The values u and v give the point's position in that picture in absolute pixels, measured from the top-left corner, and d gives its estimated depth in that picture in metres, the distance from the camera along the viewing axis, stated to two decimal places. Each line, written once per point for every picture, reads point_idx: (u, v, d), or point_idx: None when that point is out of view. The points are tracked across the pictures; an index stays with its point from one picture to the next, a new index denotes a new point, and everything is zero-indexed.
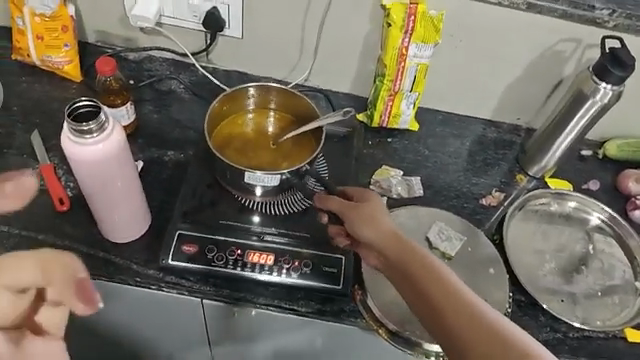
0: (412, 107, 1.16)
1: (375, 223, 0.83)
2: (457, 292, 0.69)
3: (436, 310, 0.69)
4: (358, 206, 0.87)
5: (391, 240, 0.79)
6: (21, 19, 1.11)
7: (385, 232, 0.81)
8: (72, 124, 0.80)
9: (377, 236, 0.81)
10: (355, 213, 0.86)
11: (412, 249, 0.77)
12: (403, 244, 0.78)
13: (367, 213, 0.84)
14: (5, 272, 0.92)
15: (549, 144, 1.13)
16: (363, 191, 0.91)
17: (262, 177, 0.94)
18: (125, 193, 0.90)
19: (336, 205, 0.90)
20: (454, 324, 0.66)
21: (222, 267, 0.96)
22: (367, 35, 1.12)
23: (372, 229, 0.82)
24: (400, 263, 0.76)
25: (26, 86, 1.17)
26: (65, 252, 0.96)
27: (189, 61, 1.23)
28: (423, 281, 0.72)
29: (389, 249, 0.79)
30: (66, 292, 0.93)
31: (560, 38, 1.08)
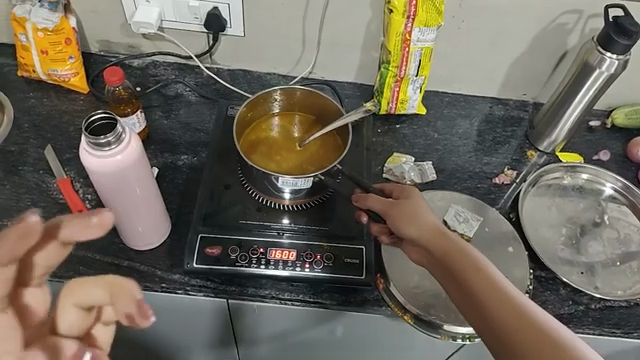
0: (418, 91, 1.17)
1: (417, 219, 0.86)
2: (499, 283, 0.71)
3: (476, 298, 0.71)
4: (399, 203, 0.90)
5: (433, 235, 0.82)
6: (25, 35, 1.10)
7: (428, 227, 0.84)
8: (89, 138, 0.81)
9: (418, 231, 0.84)
10: (396, 209, 0.89)
11: (455, 244, 0.79)
12: (446, 239, 0.81)
13: (410, 211, 0.87)
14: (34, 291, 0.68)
15: (557, 118, 1.13)
16: (404, 188, 0.94)
17: (295, 180, 0.96)
18: (144, 200, 0.92)
19: (376, 202, 0.92)
20: (493, 311, 0.68)
21: (246, 265, 0.97)
22: (369, 24, 1.11)
23: (414, 225, 0.85)
24: (443, 256, 0.79)
25: (35, 102, 1.18)
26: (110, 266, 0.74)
27: (193, 63, 1.24)
28: (465, 272, 0.74)
29: (431, 243, 0.81)
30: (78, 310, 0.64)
31: (562, 11, 1.07)
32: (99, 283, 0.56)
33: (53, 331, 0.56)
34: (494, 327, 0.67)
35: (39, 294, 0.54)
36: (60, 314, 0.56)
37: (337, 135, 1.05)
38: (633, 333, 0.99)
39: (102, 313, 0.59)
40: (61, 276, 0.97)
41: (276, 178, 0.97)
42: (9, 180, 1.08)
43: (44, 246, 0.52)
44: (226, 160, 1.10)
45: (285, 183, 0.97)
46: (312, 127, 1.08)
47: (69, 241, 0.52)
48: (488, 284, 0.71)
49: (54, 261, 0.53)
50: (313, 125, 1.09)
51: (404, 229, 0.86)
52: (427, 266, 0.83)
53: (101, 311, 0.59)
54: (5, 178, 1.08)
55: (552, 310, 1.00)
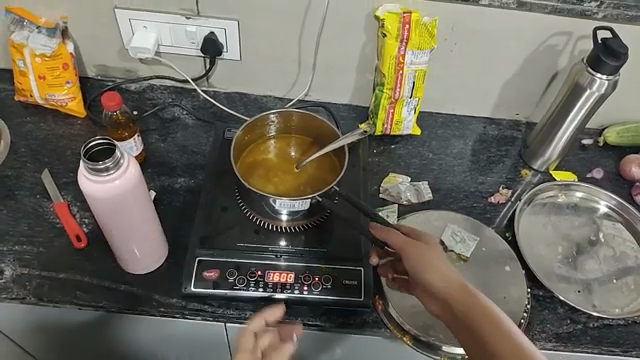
0: (413, 113, 1.18)
1: (436, 268, 0.85)
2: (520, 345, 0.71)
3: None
4: (419, 248, 0.89)
5: (454, 288, 0.81)
6: (23, 60, 1.11)
7: (448, 279, 0.83)
8: (88, 163, 0.82)
9: (439, 282, 0.83)
10: (415, 255, 0.88)
11: (477, 299, 0.78)
12: (465, 292, 0.80)
13: (431, 260, 0.86)
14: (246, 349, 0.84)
15: (550, 138, 1.15)
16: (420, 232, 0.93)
17: (292, 203, 0.97)
18: (142, 224, 0.92)
19: (396, 241, 0.92)
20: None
21: (244, 289, 0.97)
22: (363, 47, 1.13)
23: (433, 275, 0.84)
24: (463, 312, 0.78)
25: (32, 126, 1.19)
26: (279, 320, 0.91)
27: (190, 86, 1.25)
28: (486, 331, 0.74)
29: (451, 296, 0.80)
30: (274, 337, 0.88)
31: (552, 33, 1.09)
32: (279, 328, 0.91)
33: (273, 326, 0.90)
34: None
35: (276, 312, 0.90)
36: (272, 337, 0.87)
37: (334, 155, 1.06)
38: (632, 351, 1.00)
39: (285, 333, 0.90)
40: (57, 301, 0.98)
41: (273, 200, 0.98)
42: (6, 205, 1.08)
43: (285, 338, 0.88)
44: (223, 183, 1.10)
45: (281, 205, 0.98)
46: (309, 150, 1.09)
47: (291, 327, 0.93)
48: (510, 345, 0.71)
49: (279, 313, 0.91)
50: (309, 147, 1.09)
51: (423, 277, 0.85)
52: (443, 316, 0.82)
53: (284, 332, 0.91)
54: (2, 203, 1.08)
55: (551, 329, 1.00)
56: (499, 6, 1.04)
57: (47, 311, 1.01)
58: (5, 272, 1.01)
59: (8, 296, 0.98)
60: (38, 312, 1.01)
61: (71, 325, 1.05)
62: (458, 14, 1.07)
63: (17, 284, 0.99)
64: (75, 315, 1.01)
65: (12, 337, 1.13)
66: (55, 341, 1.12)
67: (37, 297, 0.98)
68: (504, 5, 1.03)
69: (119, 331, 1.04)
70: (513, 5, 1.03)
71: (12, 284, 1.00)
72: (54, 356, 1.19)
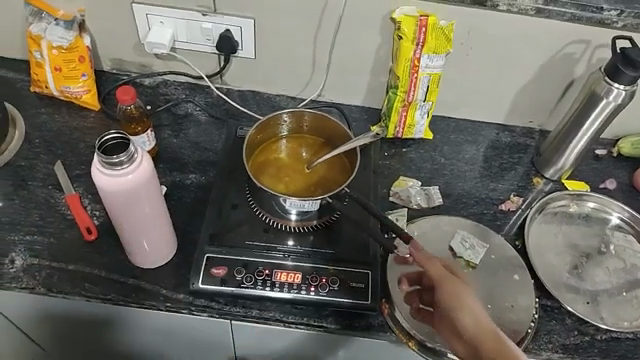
0: (425, 117, 1.18)
1: (472, 310, 0.81)
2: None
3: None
4: (457, 286, 0.85)
5: (490, 337, 0.78)
6: (39, 52, 1.13)
7: (485, 325, 0.80)
8: (102, 157, 0.82)
9: (474, 328, 0.79)
10: (451, 292, 0.84)
11: (510, 351, 0.76)
12: (501, 343, 0.77)
13: (467, 299, 0.83)
14: None
15: (564, 147, 1.14)
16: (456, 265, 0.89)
17: (302, 203, 0.98)
18: (152, 219, 0.93)
19: (435, 271, 0.88)
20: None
21: (251, 287, 0.98)
22: (379, 49, 1.13)
23: (469, 319, 0.81)
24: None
25: (46, 118, 1.19)
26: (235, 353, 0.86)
27: (204, 83, 1.25)
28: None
29: (486, 345, 0.77)
30: None
31: (570, 41, 1.08)
32: None
33: None
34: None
35: None
36: None
37: (345, 157, 1.06)
38: None
39: None
40: (66, 292, 0.99)
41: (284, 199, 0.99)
42: (18, 195, 1.09)
43: None
44: (233, 181, 1.10)
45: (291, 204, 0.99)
46: (321, 150, 1.09)
47: None
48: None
49: None
50: (321, 148, 1.09)
51: (457, 318, 0.81)
52: None
53: None
54: (15, 193, 1.09)
55: (558, 340, 1.00)
56: (517, 12, 1.03)
57: (55, 302, 1.02)
58: (16, 261, 1.02)
59: (18, 285, 0.99)
60: (46, 303, 1.02)
61: (78, 316, 1.06)
62: (475, 18, 1.06)
63: (27, 274, 1.00)
64: (83, 307, 1.02)
65: (20, 326, 1.14)
66: (62, 331, 1.13)
67: (46, 288, 0.99)
68: (522, 11, 1.03)
69: (125, 324, 1.05)
70: (532, 11, 1.02)
71: (22, 273, 1.01)
72: (60, 345, 1.20)
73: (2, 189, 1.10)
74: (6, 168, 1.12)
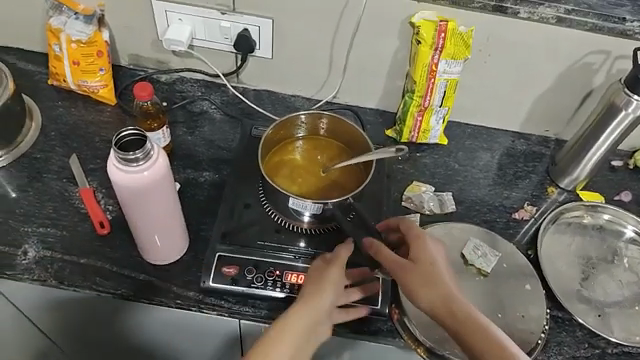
0: (441, 122, 1.17)
1: (436, 293, 0.87)
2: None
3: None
4: (428, 272, 0.88)
5: (467, 319, 0.84)
6: (58, 45, 1.13)
7: (460, 308, 0.85)
8: (118, 153, 0.83)
9: (454, 314, 0.85)
10: (425, 279, 0.88)
11: (480, 326, 0.83)
12: (480, 324, 0.83)
13: (429, 281, 0.87)
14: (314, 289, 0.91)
15: (580, 157, 1.13)
16: (424, 243, 0.91)
17: (305, 203, 0.97)
18: (165, 215, 0.93)
19: (392, 263, 0.89)
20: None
21: (261, 288, 0.99)
22: (396, 53, 1.12)
23: (446, 304, 0.86)
24: (481, 347, 0.82)
25: (63, 111, 1.20)
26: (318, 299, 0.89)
27: (220, 81, 1.25)
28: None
29: (465, 330, 0.83)
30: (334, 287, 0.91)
31: (590, 50, 1.07)
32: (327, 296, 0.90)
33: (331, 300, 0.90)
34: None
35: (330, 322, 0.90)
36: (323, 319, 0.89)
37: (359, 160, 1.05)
38: None
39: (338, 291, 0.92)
40: (77, 285, 1.00)
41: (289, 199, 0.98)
42: (33, 187, 1.10)
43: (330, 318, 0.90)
44: (247, 180, 1.10)
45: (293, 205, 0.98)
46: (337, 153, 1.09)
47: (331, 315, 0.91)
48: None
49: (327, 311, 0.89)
50: (338, 151, 1.09)
51: (434, 307, 0.86)
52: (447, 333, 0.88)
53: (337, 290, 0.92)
54: (29, 185, 1.10)
55: (568, 351, 0.99)
56: (537, 20, 1.02)
57: (66, 294, 1.02)
58: (29, 253, 1.02)
59: (30, 277, 1.00)
60: (58, 295, 1.03)
61: (88, 309, 1.06)
62: (495, 25, 1.05)
63: (40, 266, 1.01)
64: (93, 300, 1.03)
65: (30, 316, 1.15)
66: (71, 323, 1.14)
67: (58, 280, 1.00)
68: (543, 20, 1.02)
69: (135, 318, 1.06)
70: (553, 20, 1.01)
71: (34, 265, 1.01)
72: (68, 336, 1.21)
73: (17, 181, 1.11)
74: (21, 160, 1.13)
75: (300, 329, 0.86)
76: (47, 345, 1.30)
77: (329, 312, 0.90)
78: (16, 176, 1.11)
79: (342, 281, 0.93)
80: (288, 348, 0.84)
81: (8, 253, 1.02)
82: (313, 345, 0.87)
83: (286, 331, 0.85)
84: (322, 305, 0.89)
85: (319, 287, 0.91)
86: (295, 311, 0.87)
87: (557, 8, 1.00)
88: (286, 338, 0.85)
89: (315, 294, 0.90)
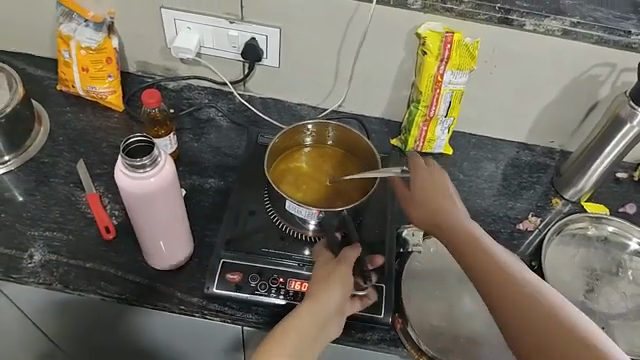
0: (446, 132, 1.18)
1: (419, 209, 0.89)
2: (547, 306, 0.71)
3: (514, 315, 0.72)
4: (438, 204, 0.88)
5: (472, 245, 0.80)
6: (68, 52, 1.15)
7: (466, 235, 0.82)
8: (126, 159, 0.84)
9: (459, 240, 0.82)
10: (435, 212, 0.87)
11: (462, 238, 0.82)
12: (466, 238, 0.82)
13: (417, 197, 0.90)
14: (320, 289, 0.89)
15: (585, 169, 1.13)
16: (438, 179, 0.90)
17: (299, 208, 0.98)
18: (170, 221, 0.94)
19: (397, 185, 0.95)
20: (530, 338, 0.69)
21: (265, 295, 0.99)
22: (402, 63, 1.13)
23: (453, 233, 0.83)
24: (483, 270, 0.76)
25: (71, 116, 1.21)
26: (329, 296, 0.89)
27: (227, 89, 1.26)
28: (508, 290, 0.73)
29: (467, 254, 0.80)
30: (338, 288, 0.90)
31: (595, 63, 1.07)
32: (335, 295, 0.89)
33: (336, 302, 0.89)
34: (527, 346, 0.70)
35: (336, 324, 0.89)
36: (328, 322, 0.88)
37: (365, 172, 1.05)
38: None
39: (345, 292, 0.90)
40: (82, 290, 1.01)
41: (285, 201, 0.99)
42: (40, 191, 1.11)
43: (335, 317, 0.89)
44: (252, 187, 1.10)
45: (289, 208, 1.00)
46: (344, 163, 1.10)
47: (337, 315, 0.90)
48: (535, 306, 0.71)
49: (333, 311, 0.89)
50: (345, 160, 1.10)
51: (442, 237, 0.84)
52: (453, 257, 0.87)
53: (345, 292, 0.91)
54: (37, 189, 1.11)
55: None
56: (542, 33, 1.03)
57: (72, 298, 1.03)
58: (35, 256, 1.03)
59: (35, 280, 1.01)
60: (62, 298, 1.04)
61: (92, 312, 1.07)
62: (501, 36, 1.06)
63: (45, 270, 1.02)
64: (98, 304, 1.04)
65: (34, 319, 1.16)
66: (75, 326, 1.15)
67: (63, 284, 1.01)
68: (549, 32, 1.02)
69: (138, 322, 1.07)
70: (558, 32, 1.02)
71: (40, 269, 1.02)
72: (72, 339, 1.22)
73: (24, 185, 1.12)
74: (29, 164, 1.14)
75: (302, 330, 0.85)
76: (50, 348, 1.30)
77: (336, 312, 0.89)
78: (23, 180, 1.12)
79: (349, 288, 0.91)
80: (289, 347, 0.83)
81: (14, 257, 1.03)
82: (320, 346, 0.86)
83: (287, 334, 0.84)
84: (326, 310, 0.88)
85: (327, 284, 0.90)
86: (298, 314, 0.87)
87: (563, 21, 1.00)
88: (287, 339, 0.84)
89: (319, 295, 0.89)
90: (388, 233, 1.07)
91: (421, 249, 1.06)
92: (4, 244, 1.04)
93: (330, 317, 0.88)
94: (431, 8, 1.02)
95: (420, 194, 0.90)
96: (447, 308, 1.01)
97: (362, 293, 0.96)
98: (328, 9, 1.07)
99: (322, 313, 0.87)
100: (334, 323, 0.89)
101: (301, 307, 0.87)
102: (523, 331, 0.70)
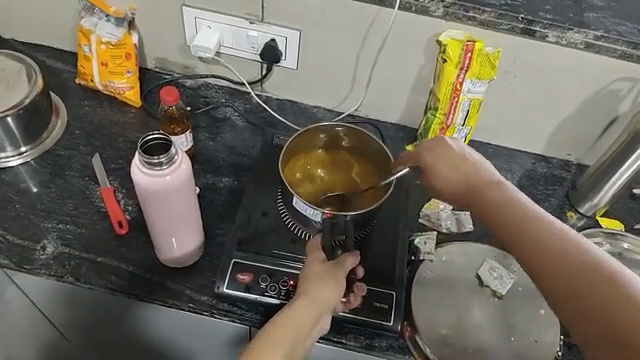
0: (462, 141, 1.17)
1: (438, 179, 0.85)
2: (600, 272, 0.64)
3: (559, 285, 0.66)
4: (468, 175, 0.82)
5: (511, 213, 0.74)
6: (88, 46, 1.16)
7: (507, 204, 0.76)
8: (143, 157, 0.84)
9: (491, 207, 0.77)
10: (466, 185, 0.82)
11: (487, 197, 0.78)
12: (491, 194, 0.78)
13: (434, 167, 0.87)
14: (312, 287, 0.88)
15: (601, 184, 1.12)
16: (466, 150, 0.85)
17: (305, 206, 0.98)
18: (183, 218, 0.94)
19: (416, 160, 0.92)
20: (583, 308, 0.64)
21: (275, 297, 0.99)
22: (420, 70, 1.13)
23: (488, 203, 0.77)
24: (523, 240, 0.71)
25: (88, 110, 1.22)
26: (322, 296, 0.88)
27: (244, 89, 1.26)
28: (555, 261, 0.67)
29: (506, 226, 0.74)
30: (331, 287, 0.89)
31: (617, 77, 1.06)
32: (328, 294, 0.88)
33: (328, 302, 0.88)
34: (575, 318, 0.65)
35: (324, 323, 0.89)
36: (319, 321, 0.87)
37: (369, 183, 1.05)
38: None
39: (339, 290, 0.89)
40: (92, 283, 1.01)
41: (294, 200, 1.00)
42: (55, 184, 1.12)
43: (325, 317, 0.88)
44: (265, 188, 1.10)
45: (296, 207, 1.01)
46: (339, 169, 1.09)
47: (327, 314, 0.89)
48: (586, 275, 0.65)
49: (324, 310, 0.87)
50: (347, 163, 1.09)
51: (476, 209, 0.79)
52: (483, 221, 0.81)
53: (339, 290, 0.90)
54: (52, 181, 1.12)
55: None
56: (565, 45, 1.02)
57: (82, 291, 1.04)
58: (47, 248, 1.04)
59: (47, 272, 1.02)
60: (73, 291, 1.05)
61: (101, 306, 1.08)
62: (523, 47, 1.05)
63: (57, 262, 1.03)
64: (108, 298, 1.04)
65: (42, 309, 1.17)
66: (82, 317, 1.15)
67: (74, 277, 1.01)
68: (571, 45, 1.01)
69: (146, 317, 1.07)
70: (581, 45, 1.01)
71: (52, 261, 1.03)
72: (79, 331, 1.22)
73: (40, 177, 1.13)
74: (45, 156, 1.15)
75: (297, 327, 0.84)
76: (56, 339, 1.31)
77: (327, 311, 0.88)
78: (39, 172, 1.13)
79: (343, 288, 0.91)
80: (282, 348, 0.81)
81: (27, 248, 1.04)
82: (307, 347, 0.85)
83: (277, 332, 0.83)
84: (321, 308, 0.87)
85: (320, 282, 0.89)
86: (293, 310, 0.86)
87: (586, 34, 0.99)
88: (280, 336, 0.82)
89: (313, 293, 0.88)
90: (401, 239, 1.07)
91: (433, 257, 1.06)
92: (18, 234, 1.05)
93: (321, 316, 0.87)
94: (453, 16, 1.01)
95: (443, 169, 0.85)
96: (455, 318, 1.00)
97: (346, 299, 0.95)
98: (349, 13, 1.06)
99: (314, 312, 0.86)
100: (323, 322, 0.88)
101: (299, 302, 0.86)
102: (574, 303, 0.65)
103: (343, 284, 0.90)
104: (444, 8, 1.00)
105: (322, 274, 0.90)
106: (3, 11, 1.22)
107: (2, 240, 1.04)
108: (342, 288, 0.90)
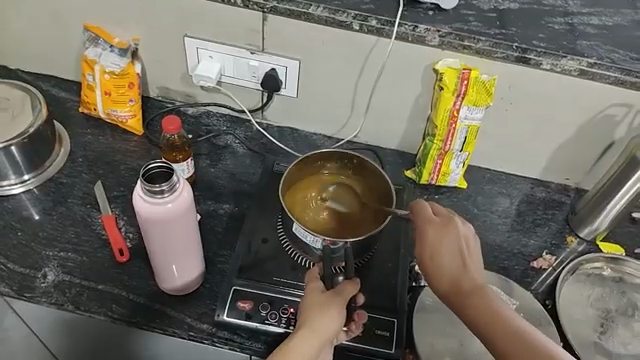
0: (461, 166, 1.19)
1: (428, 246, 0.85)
2: (523, 333, 0.74)
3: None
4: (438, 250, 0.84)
5: (460, 269, 0.82)
6: (92, 75, 1.18)
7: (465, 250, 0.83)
8: (145, 185, 0.85)
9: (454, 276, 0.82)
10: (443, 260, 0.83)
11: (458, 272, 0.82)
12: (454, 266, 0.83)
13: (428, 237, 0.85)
14: (312, 317, 0.87)
15: (599, 209, 1.12)
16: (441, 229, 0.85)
17: (305, 232, 1.00)
18: (184, 245, 0.94)
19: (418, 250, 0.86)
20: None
21: (275, 324, 0.98)
22: (417, 98, 1.15)
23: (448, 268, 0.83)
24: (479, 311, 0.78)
25: (91, 138, 1.24)
26: (323, 326, 0.87)
27: (245, 117, 1.28)
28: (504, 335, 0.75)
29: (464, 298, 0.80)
30: (328, 318, 0.87)
31: (611, 103, 1.07)
32: (327, 323, 0.87)
33: (329, 330, 0.87)
34: None
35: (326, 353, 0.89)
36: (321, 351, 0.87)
37: (361, 226, 1.04)
38: None
39: (339, 319, 0.88)
40: (92, 311, 1.01)
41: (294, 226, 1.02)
42: (57, 211, 1.13)
43: (328, 345, 0.88)
44: (266, 214, 1.11)
45: (296, 233, 1.03)
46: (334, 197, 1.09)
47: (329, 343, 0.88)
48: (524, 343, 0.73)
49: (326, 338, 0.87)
50: (347, 185, 1.10)
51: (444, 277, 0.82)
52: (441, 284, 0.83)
53: (339, 319, 0.88)
54: (53, 209, 1.13)
55: None
56: (559, 72, 1.04)
57: (83, 319, 1.04)
58: (48, 276, 1.04)
59: (47, 300, 1.02)
60: (73, 319, 1.04)
61: (101, 334, 1.07)
62: (518, 75, 1.07)
63: (58, 290, 1.03)
64: (108, 327, 1.04)
65: (42, 338, 1.16)
66: (81, 346, 1.15)
67: (74, 305, 1.01)
68: (565, 71, 1.03)
69: (146, 346, 1.07)
70: (575, 72, 1.03)
71: (53, 289, 1.03)
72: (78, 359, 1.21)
73: (42, 205, 1.13)
74: (48, 184, 1.16)
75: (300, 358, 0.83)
76: None
77: (330, 339, 0.87)
78: (41, 199, 1.14)
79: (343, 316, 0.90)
80: None
81: (28, 275, 1.04)
82: None
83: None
84: (323, 337, 0.86)
85: (319, 312, 0.88)
86: (295, 340, 0.85)
87: (580, 61, 1.01)
88: None
89: (313, 323, 0.87)
90: (401, 266, 1.07)
91: None
92: (19, 262, 1.05)
93: (322, 345, 0.86)
94: (449, 45, 1.04)
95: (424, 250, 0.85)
96: (457, 344, 0.98)
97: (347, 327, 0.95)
98: (347, 43, 1.09)
99: (315, 342, 0.85)
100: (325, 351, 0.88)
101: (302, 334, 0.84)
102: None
103: (342, 312, 0.89)
104: (440, 38, 1.03)
105: (320, 304, 0.89)
106: (10, 42, 1.25)
107: (3, 269, 1.04)
108: (343, 315, 0.89)
